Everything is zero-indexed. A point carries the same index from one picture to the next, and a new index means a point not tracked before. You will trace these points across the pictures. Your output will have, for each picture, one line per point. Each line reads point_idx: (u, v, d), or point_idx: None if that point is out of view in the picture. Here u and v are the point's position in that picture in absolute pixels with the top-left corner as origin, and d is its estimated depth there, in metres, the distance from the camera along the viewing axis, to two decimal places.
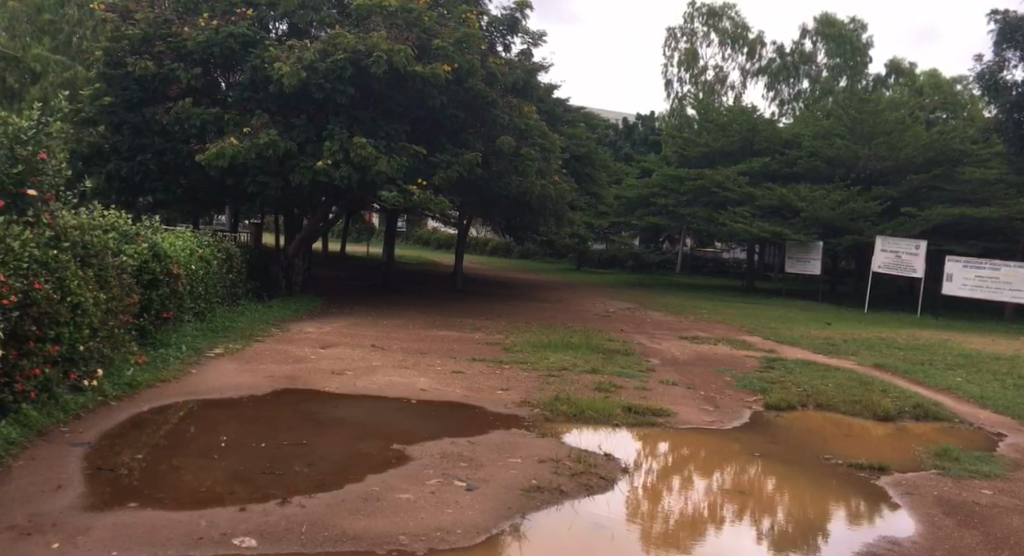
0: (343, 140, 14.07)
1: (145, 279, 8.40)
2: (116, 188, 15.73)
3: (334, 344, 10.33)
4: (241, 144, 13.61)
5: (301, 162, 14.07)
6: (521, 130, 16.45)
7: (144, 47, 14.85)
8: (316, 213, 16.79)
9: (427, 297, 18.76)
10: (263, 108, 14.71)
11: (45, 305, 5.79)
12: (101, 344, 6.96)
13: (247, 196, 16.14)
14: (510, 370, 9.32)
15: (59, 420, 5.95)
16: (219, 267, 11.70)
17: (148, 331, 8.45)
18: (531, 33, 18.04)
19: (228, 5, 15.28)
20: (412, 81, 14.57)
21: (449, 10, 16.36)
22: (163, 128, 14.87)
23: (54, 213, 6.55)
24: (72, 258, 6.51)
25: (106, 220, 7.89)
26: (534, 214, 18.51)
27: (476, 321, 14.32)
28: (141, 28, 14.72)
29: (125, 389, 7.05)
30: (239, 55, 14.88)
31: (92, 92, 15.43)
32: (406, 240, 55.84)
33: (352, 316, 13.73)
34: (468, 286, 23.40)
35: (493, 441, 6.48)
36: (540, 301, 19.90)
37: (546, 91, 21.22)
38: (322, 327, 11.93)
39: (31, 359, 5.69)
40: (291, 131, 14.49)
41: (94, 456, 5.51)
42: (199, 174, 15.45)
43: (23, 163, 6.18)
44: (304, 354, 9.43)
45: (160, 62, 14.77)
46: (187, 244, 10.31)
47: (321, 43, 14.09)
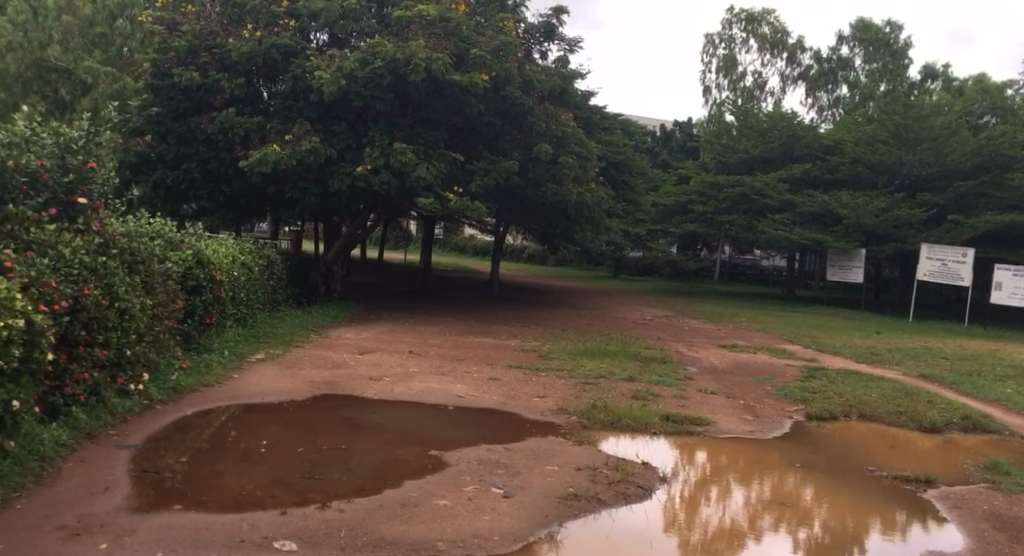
0: (384, 147, 14.21)
1: (190, 285, 8.55)
2: (162, 198, 16.01)
3: (373, 350, 10.42)
4: (284, 151, 13.78)
5: (341, 169, 14.25)
6: (560, 137, 16.38)
7: (190, 57, 15.24)
8: (357, 219, 16.95)
9: (467, 305, 18.81)
10: (304, 116, 14.90)
11: (95, 310, 5.99)
12: (148, 348, 7.08)
13: (288, 203, 16.37)
14: (547, 377, 9.29)
15: (108, 423, 6.11)
16: (260, 273, 11.84)
17: (192, 336, 8.62)
18: (568, 39, 18.03)
19: (271, 16, 15.42)
20: (450, 90, 14.68)
21: (486, 18, 16.48)
22: (207, 137, 15.16)
23: (104, 220, 6.60)
24: (121, 264, 6.62)
25: (153, 227, 8.01)
26: (571, 222, 18.51)
27: (512, 328, 14.26)
28: (188, 40, 15.12)
29: (170, 393, 7.17)
30: (282, 65, 15.16)
31: (141, 103, 15.83)
32: (444, 247, 56.11)
33: (388, 323, 13.77)
34: (505, 293, 23.38)
35: (531, 448, 6.47)
36: (577, 308, 19.86)
37: (583, 98, 21.17)
38: (360, 334, 11.99)
39: (81, 363, 5.89)
40: (331, 140, 14.70)
41: (140, 459, 5.65)
42: (243, 183, 15.65)
43: (73, 172, 6.32)
44: (344, 360, 9.50)
45: (206, 72, 15.09)
46: (231, 250, 10.50)
47: (361, 52, 14.25)
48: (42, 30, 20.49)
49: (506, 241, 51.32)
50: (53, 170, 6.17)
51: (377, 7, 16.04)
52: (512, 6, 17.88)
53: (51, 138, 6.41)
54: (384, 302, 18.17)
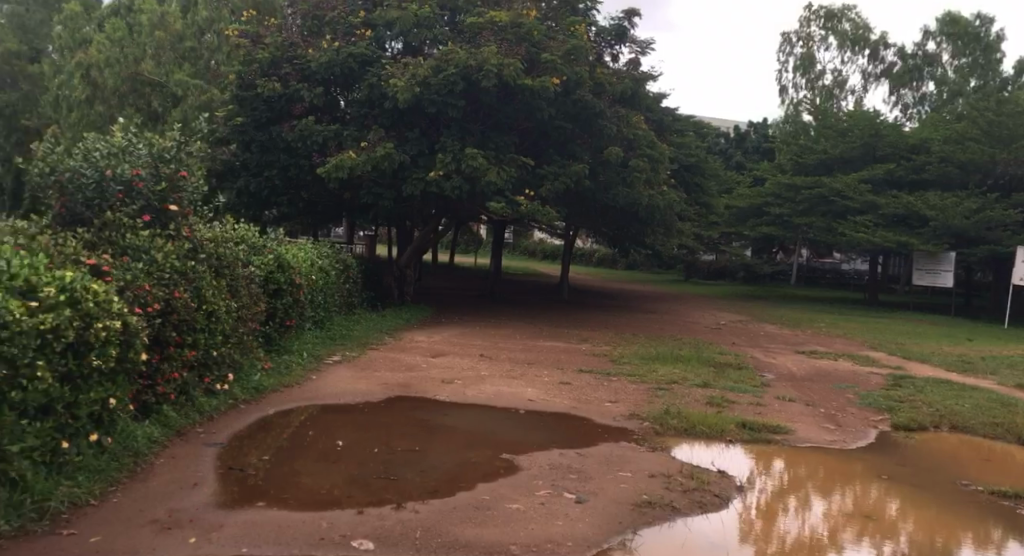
0: (455, 152, 14.37)
1: (271, 288, 8.84)
2: (245, 204, 16.59)
3: (445, 353, 10.54)
4: (359, 158, 14.09)
5: (414, 175, 14.50)
6: (631, 140, 16.49)
7: (272, 69, 15.77)
8: (429, 223, 17.16)
9: (536, 309, 18.83)
10: (379, 123, 15.18)
11: (184, 313, 6.28)
12: (233, 349, 7.36)
13: (363, 208, 16.73)
14: (618, 382, 9.21)
15: (196, 421, 6.39)
16: (337, 277, 12.15)
17: (274, 338, 8.90)
18: (639, 41, 17.90)
19: (349, 27, 15.98)
20: (521, 95, 14.75)
21: (557, 23, 16.51)
22: (288, 145, 15.62)
23: (193, 227, 6.90)
24: (208, 268, 6.89)
25: (237, 232, 8.33)
26: (643, 225, 18.35)
27: (583, 332, 14.20)
28: (270, 52, 15.67)
29: (253, 393, 7.43)
30: (358, 73, 15.50)
31: (226, 113, 16.48)
32: (514, 250, 56.44)
33: (460, 326, 13.93)
34: (575, 297, 23.33)
35: (603, 453, 6.42)
36: (650, 312, 19.65)
37: (655, 100, 20.99)
38: (433, 337, 12.16)
39: (171, 363, 6.21)
40: (404, 146, 14.99)
41: (226, 456, 5.88)
42: (320, 189, 16.18)
43: (166, 180, 6.63)
44: (417, 363, 9.63)
45: (287, 83, 15.57)
46: (309, 255, 10.81)
47: (434, 60, 14.46)
48: (136, 47, 21.36)
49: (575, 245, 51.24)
50: (147, 179, 6.48)
51: (450, 16, 16.30)
52: (583, 10, 17.60)
53: (145, 147, 6.70)
54: (455, 306, 18.35)
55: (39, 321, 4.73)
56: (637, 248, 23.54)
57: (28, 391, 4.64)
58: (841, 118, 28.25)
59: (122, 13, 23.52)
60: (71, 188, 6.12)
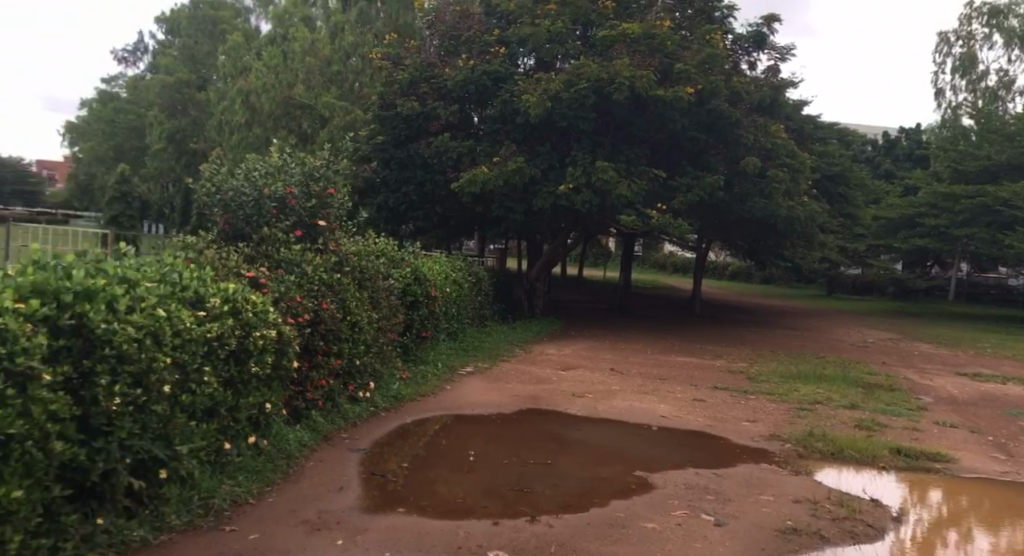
0: (586, 166, 14.41)
1: (410, 300, 9.15)
2: (384, 219, 17.23)
3: (576, 367, 10.51)
4: (491, 172, 14.42)
5: (545, 188, 14.57)
6: (770, 149, 15.87)
7: (411, 88, 16.47)
8: (559, 237, 17.45)
9: (667, 323, 18.51)
10: (511, 138, 15.45)
11: (332, 323, 6.62)
12: (374, 359, 7.67)
13: (494, 222, 17.06)
14: (757, 401, 8.86)
15: (341, 427, 6.71)
16: (470, 290, 12.42)
17: (411, 348, 9.20)
18: (779, 47, 17.36)
19: (483, 45, 16.28)
20: (653, 106, 14.64)
21: (692, 31, 16.27)
22: (425, 161, 16.18)
23: (339, 241, 7.29)
24: (352, 280, 7.23)
25: (379, 245, 8.70)
26: (781, 237, 17.73)
27: (716, 348, 13.80)
28: (409, 72, 16.38)
29: (393, 401, 7.70)
30: (492, 90, 15.84)
31: (368, 133, 17.32)
32: (644, 262, 55.98)
33: (590, 339, 13.90)
34: (704, 312, 22.76)
35: (743, 475, 6.18)
36: (789, 329, 18.86)
37: (797, 108, 20.24)
38: (562, 350, 12.18)
39: (319, 371, 6.57)
40: (535, 160, 15.14)
41: (368, 462, 6.12)
42: (454, 204, 16.52)
43: (315, 198, 7.13)
44: (548, 376, 9.67)
45: (425, 101, 16.19)
46: (444, 268, 11.14)
47: (567, 74, 14.53)
48: (290, 72, 22.49)
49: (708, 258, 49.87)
50: (298, 197, 7.01)
51: (582, 30, 16.33)
52: (720, 18, 17.26)
53: (297, 167, 7.26)
54: (584, 319, 18.35)
55: (206, 330, 5.11)
56: (773, 261, 22.69)
57: (196, 395, 5.03)
58: (1008, 122, 26.32)
59: (278, 41, 24.85)
60: (234, 206, 6.77)
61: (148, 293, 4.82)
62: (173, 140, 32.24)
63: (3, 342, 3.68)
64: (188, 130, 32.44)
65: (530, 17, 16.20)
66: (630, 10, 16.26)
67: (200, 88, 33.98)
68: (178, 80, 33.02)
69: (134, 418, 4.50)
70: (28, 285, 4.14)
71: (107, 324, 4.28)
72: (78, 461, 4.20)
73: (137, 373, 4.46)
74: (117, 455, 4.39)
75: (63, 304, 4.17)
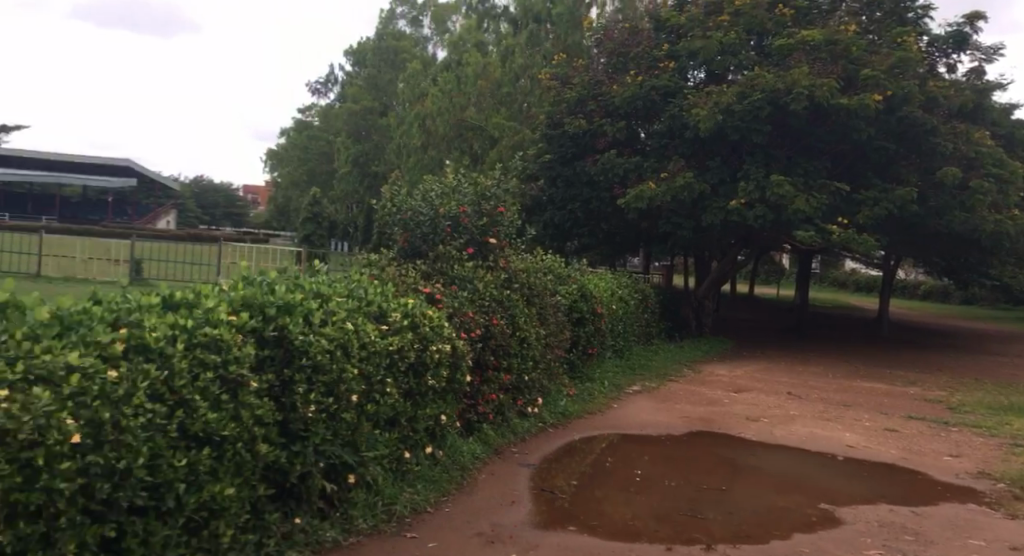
0: (759, 180, 13.95)
1: (576, 317, 9.18)
2: (550, 236, 17.46)
3: (750, 389, 10.07)
4: (659, 188, 14.28)
5: (714, 204, 14.25)
6: (972, 158, 14.77)
7: (579, 107, 16.70)
8: (728, 254, 17.08)
9: (850, 345, 17.39)
10: (679, 153, 15.25)
11: (501, 338, 6.78)
12: (542, 375, 7.74)
13: (661, 239, 16.83)
14: (961, 434, 8.05)
15: (511, 441, 6.83)
16: (636, 308, 12.29)
17: (577, 366, 9.22)
18: (984, 47, 15.95)
19: (652, 61, 16.20)
20: (835, 116, 13.98)
21: (880, 35, 15.39)
22: (591, 179, 16.30)
23: (509, 258, 7.47)
24: (521, 297, 7.37)
25: (546, 262, 8.82)
26: (985, 253, 16.27)
27: (906, 374, 12.72)
28: (577, 91, 16.65)
29: (560, 418, 7.73)
30: (660, 105, 15.70)
31: (536, 152, 17.72)
32: (822, 281, 52.96)
33: (764, 361, 13.31)
34: (895, 334, 21.23)
35: (946, 515, 5.60)
36: (995, 355, 17.08)
37: (1005, 112, 18.46)
38: (734, 371, 11.73)
39: (490, 385, 6.75)
40: (704, 175, 14.82)
41: (538, 477, 6.17)
42: (620, 221, 16.45)
43: (485, 217, 7.37)
44: (720, 397, 9.33)
45: (592, 119, 16.36)
46: (610, 285, 11.10)
47: (739, 86, 14.12)
48: (462, 96, 23.74)
49: (897, 277, 46.57)
50: (471, 216, 7.28)
51: (756, 40, 15.80)
52: (913, 19, 16.22)
53: (470, 186, 7.54)
54: (758, 339, 17.70)
55: (389, 343, 5.36)
56: (977, 279, 20.75)
57: (380, 404, 5.28)
58: None
59: (452, 66, 26.22)
60: (412, 225, 7.12)
61: (338, 307, 5.16)
62: (358, 163, 36.00)
63: (219, 350, 4.08)
64: (370, 154, 36.06)
65: (700, 29, 15.84)
66: (810, 16, 15.76)
67: (383, 114, 37.88)
68: (363, 108, 37.22)
69: (326, 425, 4.81)
70: (239, 299, 4.57)
71: (304, 335, 4.61)
72: (279, 463, 4.53)
73: (329, 382, 4.76)
74: (312, 459, 4.70)
75: (268, 316, 4.56)
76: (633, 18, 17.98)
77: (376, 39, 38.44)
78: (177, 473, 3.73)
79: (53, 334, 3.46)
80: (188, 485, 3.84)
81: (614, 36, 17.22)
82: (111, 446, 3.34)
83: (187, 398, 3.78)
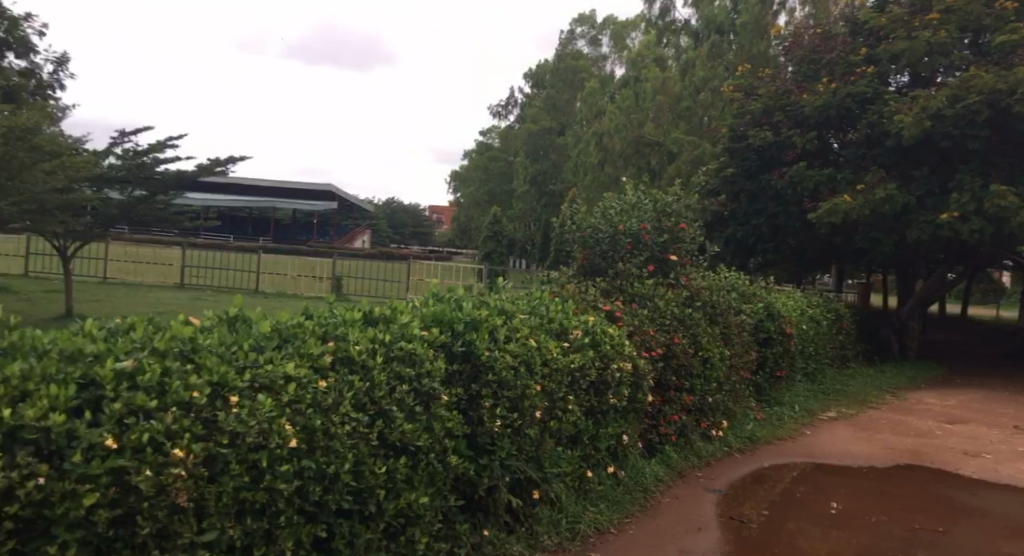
0: (975, 191, 12.73)
1: (762, 337, 8.80)
2: (733, 253, 16.96)
3: (969, 421, 9.13)
4: (855, 202, 13.35)
5: (920, 219, 13.25)
6: None
7: (765, 118, 16.07)
8: (937, 271, 15.77)
9: None
10: (879, 163, 14.33)
11: (683, 357, 6.66)
12: (726, 397, 7.50)
13: (857, 255, 15.77)
14: None
15: (695, 464, 6.70)
16: (829, 329, 11.58)
17: (764, 389, 8.86)
18: None
19: (848, 65, 15.23)
20: None
21: None
22: (777, 192, 15.56)
23: (690, 275, 7.32)
24: (703, 315, 7.17)
25: (730, 279, 8.55)
26: None
27: None
28: (763, 102, 16.04)
29: (746, 442, 7.46)
30: (856, 113, 14.77)
31: (718, 166, 17.25)
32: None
33: (981, 390, 12.05)
34: None
35: None
36: None
37: None
38: (946, 400, 10.71)
39: (671, 407, 6.65)
40: (909, 186, 13.83)
41: (726, 504, 5.98)
42: (811, 236, 15.55)
43: (667, 233, 7.27)
44: (929, 429, 8.54)
45: (780, 130, 15.67)
46: (799, 303, 10.56)
47: (953, 88, 13.04)
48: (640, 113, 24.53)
49: None
50: (651, 232, 7.21)
51: (972, 37, 14.51)
52: None
53: (650, 202, 7.48)
54: (972, 365, 16.16)
55: (570, 360, 5.41)
56: None
57: (562, 421, 5.34)
58: None
59: (631, 83, 28.15)
60: (592, 243, 7.18)
61: (522, 324, 5.30)
62: (535, 182, 39.89)
63: (413, 364, 4.33)
64: (547, 173, 39.72)
65: (906, 31, 14.55)
66: None
67: (560, 134, 40.39)
68: (541, 128, 39.85)
69: (511, 440, 4.94)
70: (430, 316, 4.85)
71: (490, 350, 4.79)
72: (468, 475, 4.70)
73: (514, 398, 4.89)
74: (498, 473, 4.84)
75: (456, 332, 4.81)
76: (829, 22, 17.18)
77: (557, 61, 40.29)
78: (378, 479, 4.01)
79: (274, 347, 3.87)
80: (387, 492, 4.11)
81: (804, 42, 16.53)
82: (321, 451, 3.67)
83: (386, 408, 4.08)
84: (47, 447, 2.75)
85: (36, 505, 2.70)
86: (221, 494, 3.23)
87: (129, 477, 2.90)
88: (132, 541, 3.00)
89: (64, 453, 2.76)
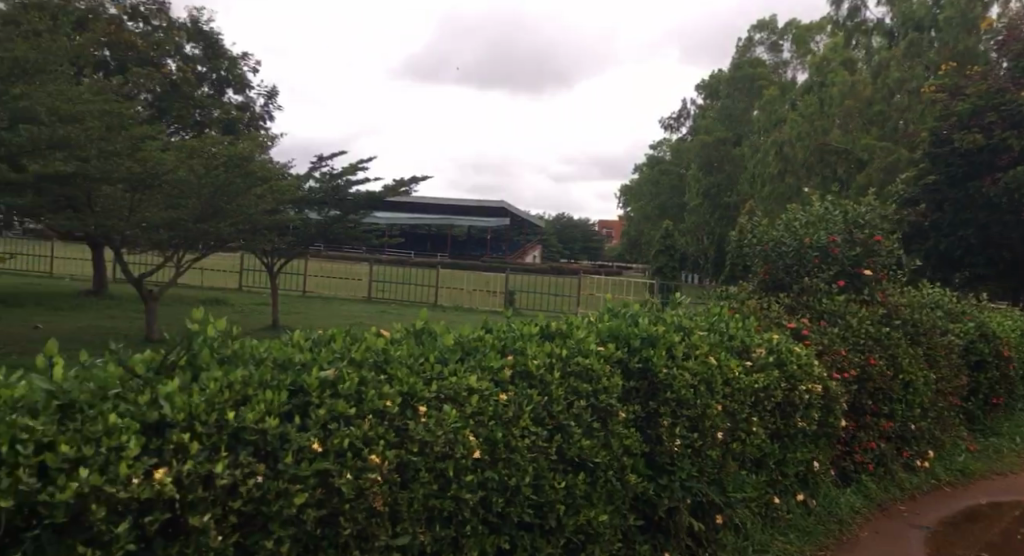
0: None
1: (974, 360, 7.98)
2: (934, 268, 15.62)
3: None
4: None
5: None
6: None
7: (973, 119, 14.54)
8: None
9: None
10: None
11: (881, 380, 6.17)
12: (932, 426, 6.92)
13: None
14: None
15: (896, 496, 6.29)
16: None
17: (978, 418, 8.24)
18: None
19: None
20: None
21: None
22: (988, 201, 14.09)
23: (887, 291, 6.79)
24: (903, 334, 6.61)
25: (933, 295, 7.85)
26: None
27: None
28: (971, 101, 14.55)
29: (958, 475, 7.01)
30: None
31: (915, 174, 15.94)
32: None
33: None
34: None
35: None
36: None
37: None
38: None
39: (867, 433, 6.23)
40: None
41: (935, 544, 5.55)
42: None
43: (859, 245, 6.82)
44: None
45: (991, 133, 14.23)
46: (1018, 324, 9.48)
47: None
48: (826, 120, 27.02)
49: None
50: (841, 245, 6.80)
51: None
52: None
53: (840, 213, 7.12)
54: None
55: (754, 380, 5.17)
56: None
57: (746, 444, 5.12)
58: None
59: (816, 88, 29.35)
60: (775, 256, 6.93)
61: (703, 340, 5.15)
62: (708, 195, 40.88)
63: (590, 380, 4.32)
64: (721, 186, 40.69)
65: None
66: None
67: (734, 144, 41.00)
68: (715, 138, 40.56)
69: (692, 461, 4.77)
70: (606, 331, 4.89)
71: (669, 368, 4.68)
72: (648, 495, 4.61)
73: (695, 418, 4.75)
74: (679, 494, 4.68)
75: (634, 348, 4.75)
76: None
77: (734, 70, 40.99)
78: (557, 494, 4.01)
79: (458, 359, 4.02)
80: (567, 507, 4.10)
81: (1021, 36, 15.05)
82: (503, 463, 3.74)
83: (564, 423, 4.09)
84: (263, 448, 2.82)
85: (253, 503, 2.74)
86: (412, 500, 3.33)
87: (333, 480, 2.97)
88: (336, 541, 3.06)
89: (277, 454, 2.84)
